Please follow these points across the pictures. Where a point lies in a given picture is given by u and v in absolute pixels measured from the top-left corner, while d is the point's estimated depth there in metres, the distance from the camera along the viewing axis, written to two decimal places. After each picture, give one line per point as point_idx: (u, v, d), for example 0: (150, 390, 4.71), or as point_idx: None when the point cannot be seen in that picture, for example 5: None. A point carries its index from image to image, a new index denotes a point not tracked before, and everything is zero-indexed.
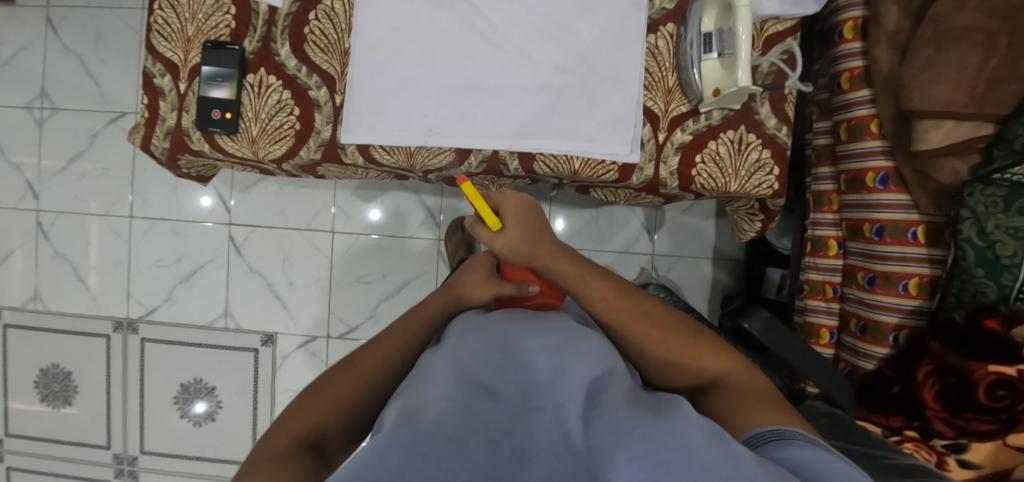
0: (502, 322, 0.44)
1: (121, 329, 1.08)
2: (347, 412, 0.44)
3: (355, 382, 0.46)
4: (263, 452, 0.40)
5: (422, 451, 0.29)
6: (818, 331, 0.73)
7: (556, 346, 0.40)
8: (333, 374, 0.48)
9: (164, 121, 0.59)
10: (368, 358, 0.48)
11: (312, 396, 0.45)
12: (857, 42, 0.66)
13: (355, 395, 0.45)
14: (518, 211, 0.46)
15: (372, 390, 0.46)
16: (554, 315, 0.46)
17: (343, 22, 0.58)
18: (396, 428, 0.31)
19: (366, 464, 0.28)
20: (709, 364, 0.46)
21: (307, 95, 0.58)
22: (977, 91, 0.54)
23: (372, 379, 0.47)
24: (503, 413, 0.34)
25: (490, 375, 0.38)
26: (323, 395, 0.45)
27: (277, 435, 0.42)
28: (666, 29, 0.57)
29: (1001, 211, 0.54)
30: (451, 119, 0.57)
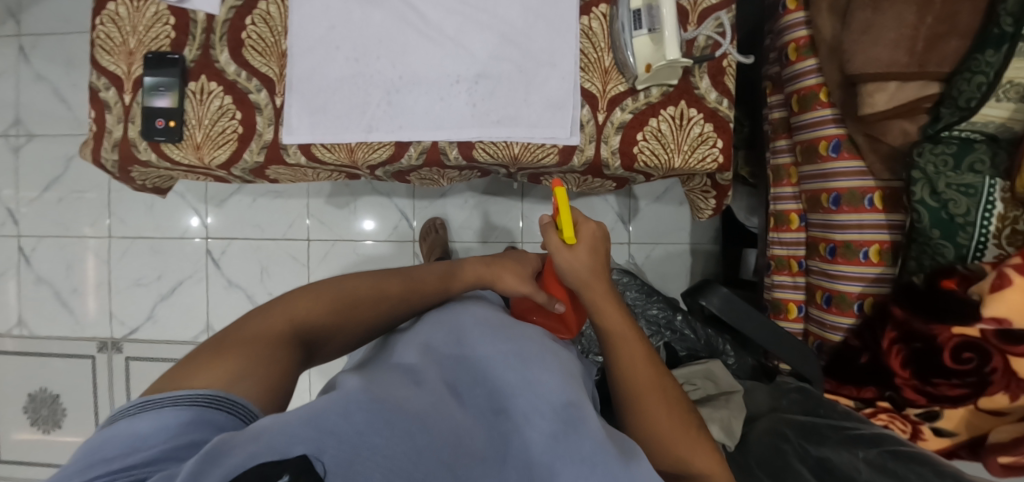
0: (489, 323, 0.46)
1: (106, 349, 1.09)
2: (346, 324, 0.47)
3: (369, 301, 0.49)
4: (263, 319, 0.43)
5: (392, 416, 0.31)
6: (786, 306, 0.73)
7: (527, 352, 0.42)
8: (348, 282, 0.50)
9: (111, 133, 0.60)
10: (384, 287, 0.51)
11: (320, 294, 0.47)
12: (801, 11, 0.65)
13: (360, 315, 0.48)
14: (591, 235, 0.48)
15: (375, 318, 0.49)
16: (524, 326, 0.48)
17: (279, 24, 0.58)
18: (366, 392, 0.33)
19: (334, 413, 0.30)
20: (698, 457, 0.43)
21: (248, 99, 0.58)
22: (918, 49, 0.52)
23: (378, 305, 0.49)
24: (468, 416, 0.37)
25: (460, 378, 0.40)
26: (333, 298, 0.47)
27: (279, 310, 0.44)
28: (599, 10, 0.57)
29: (950, 169, 0.53)
30: (390, 114, 0.57)
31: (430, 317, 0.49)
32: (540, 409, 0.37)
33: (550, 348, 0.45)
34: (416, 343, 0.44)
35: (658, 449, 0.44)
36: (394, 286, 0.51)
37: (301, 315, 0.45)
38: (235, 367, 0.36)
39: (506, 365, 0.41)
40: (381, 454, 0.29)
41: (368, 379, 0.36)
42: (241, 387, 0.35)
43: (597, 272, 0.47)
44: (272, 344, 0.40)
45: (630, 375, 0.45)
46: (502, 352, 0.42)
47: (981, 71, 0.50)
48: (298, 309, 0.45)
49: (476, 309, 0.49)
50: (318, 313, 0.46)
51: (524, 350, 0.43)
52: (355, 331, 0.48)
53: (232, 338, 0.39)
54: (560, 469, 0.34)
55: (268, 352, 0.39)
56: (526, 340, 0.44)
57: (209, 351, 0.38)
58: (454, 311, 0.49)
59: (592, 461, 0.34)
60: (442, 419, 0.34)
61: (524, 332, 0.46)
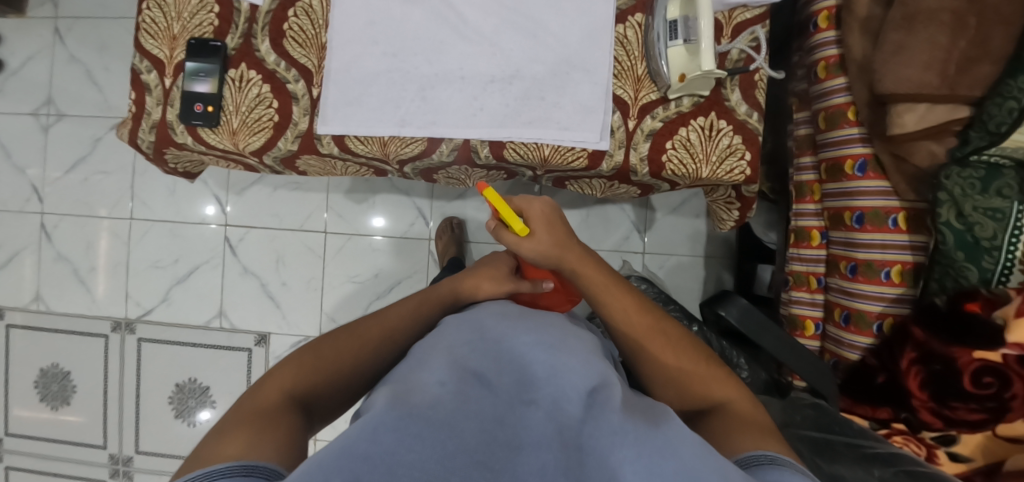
0: (502, 318, 0.47)
1: (119, 329, 1.10)
2: (338, 378, 0.49)
3: (354, 352, 0.50)
4: (253, 401, 0.43)
5: (421, 424, 0.32)
6: (803, 323, 0.72)
7: (551, 341, 0.43)
8: (327, 344, 0.51)
9: (150, 115, 0.61)
10: (363, 335, 0.52)
11: (301, 363, 0.49)
12: (832, 30, 0.66)
13: (348, 366, 0.49)
14: (542, 214, 0.51)
15: (362, 364, 0.50)
16: (544, 315, 0.50)
17: (320, 18, 0.60)
18: (392, 409, 0.33)
19: (362, 440, 0.31)
20: (710, 389, 0.48)
21: (285, 88, 0.59)
22: (949, 72, 0.54)
23: (364, 352, 0.51)
24: (496, 405, 0.36)
25: (484, 367, 0.40)
26: (315, 362, 0.49)
27: (265, 389, 0.45)
28: (634, 19, 0.59)
29: (978, 193, 0.54)
30: (424, 110, 0.58)
31: (439, 326, 0.49)
32: (567, 393, 0.37)
33: (570, 332, 0.47)
34: (437, 344, 0.45)
35: (675, 387, 0.49)
36: (373, 330, 0.52)
37: (290, 387, 0.46)
38: (245, 440, 0.37)
39: (526, 358, 0.41)
40: (417, 467, 0.29)
41: (395, 394, 0.37)
42: (256, 453, 0.36)
43: (561, 244, 0.51)
44: (272, 415, 0.41)
45: (628, 322, 0.51)
46: (519, 347, 0.42)
47: (1013, 97, 0.51)
48: (284, 382, 0.46)
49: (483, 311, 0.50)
50: (305, 380, 0.47)
51: (542, 340, 0.43)
52: (350, 383, 0.49)
53: (230, 421, 0.40)
54: (592, 441, 0.34)
55: (270, 420, 0.40)
56: (544, 331, 0.45)
57: (216, 438, 0.38)
58: (462, 318, 0.50)
59: (622, 433, 0.34)
60: (471, 419, 0.33)
61: (536, 325, 0.46)
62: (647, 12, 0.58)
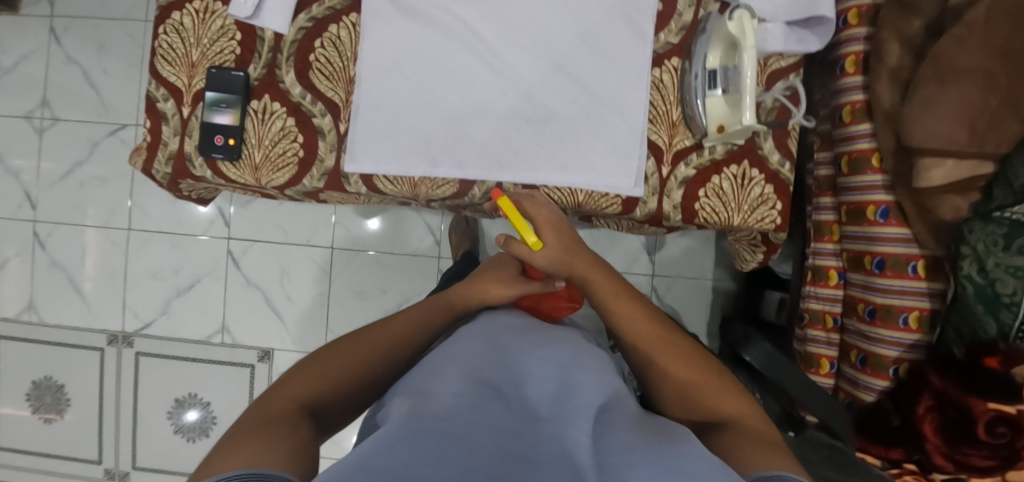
0: (504, 340, 0.47)
1: (115, 342, 1.06)
2: (340, 388, 0.46)
3: (353, 362, 0.49)
4: (252, 412, 0.41)
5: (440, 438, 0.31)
6: (818, 360, 0.73)
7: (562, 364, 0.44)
8: (322, 357, 0.49)
9: (167, 146, 0.58)
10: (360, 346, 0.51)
11: (298, 377, 0.46)
12: (859, 75, 0.66)
13: (347, 377, 0.47)
14: (549, 220, 0.52)
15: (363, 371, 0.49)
16: (555, 336, 0.50)
17: (348, 50, 0.57)
18: (407, 424, 0.32)
19: (378, 453, 0.29)
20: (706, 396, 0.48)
21: (311, 122, 0.57)
22: (979, 129, 0.54)
23: (363, 362, 0.49)
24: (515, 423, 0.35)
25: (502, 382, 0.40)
26: (311, 374, 0.47)
27: (263, 402, 0.42)
28: (670, 63, 0.58)
29: (1000, 250, 0.54)
30: (455, 150, 0.57)
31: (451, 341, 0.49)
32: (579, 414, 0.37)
33: (579, 357, 0.46)
34: (453, 356, 0.45)
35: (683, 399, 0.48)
36: (368, 341, 0.51)
37: (293, 395, 0.43)
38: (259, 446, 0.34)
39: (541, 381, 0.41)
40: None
41: (410, 407, 0.36)
42: (269, 455, 0.33)
43: (568, 249, 0.51)
44: (279, 421, 0.39)
45: (636, 330, 0.51)
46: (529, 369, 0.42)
47: None
48: (284, 393, 0.43)
49: (490, 329, 0.51)
50: (307, 390, 0.45)
51: (557, 362, 0.44)
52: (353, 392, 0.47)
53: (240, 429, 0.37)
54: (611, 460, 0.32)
55: (271, 427, 0.37)
56: (556, 351, 0.46)
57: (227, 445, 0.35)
58: (469, 335, 0.50)
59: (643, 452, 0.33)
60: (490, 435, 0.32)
61: (545, 348, 0.46)
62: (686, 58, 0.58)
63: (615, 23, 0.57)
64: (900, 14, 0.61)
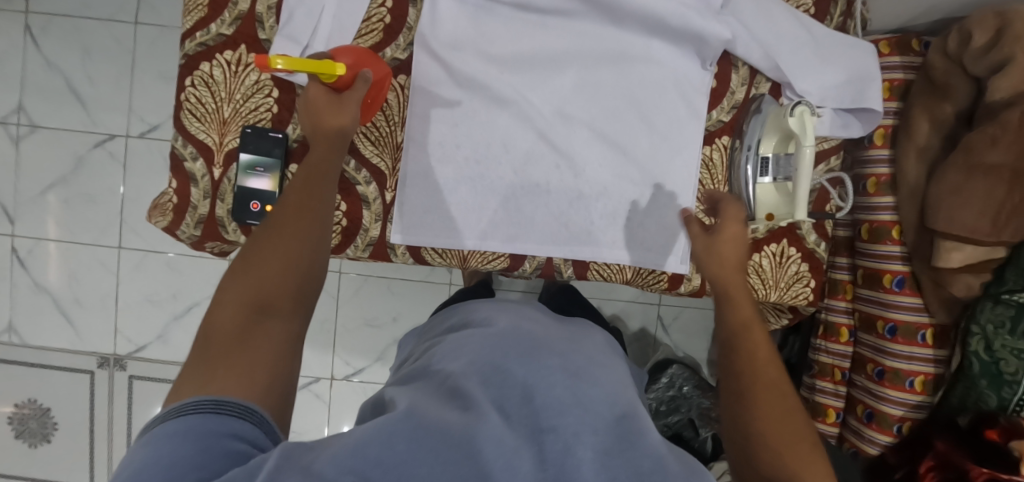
0: (515, 338, 0.43)
1: (107, 366, 1.01)
2: (298, 266, 0.37)
3: (297, 228, 0.38)
4: (203, 323, 0.33)
5: (432, 442, 0.28)
6: (825, 410, 0.78)
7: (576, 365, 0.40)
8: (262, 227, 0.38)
9: (195, 209, 0.55)
10: (293, 197, 0.40)
11: (242, 261, 0.36)
12: (886, 149, 0.69)
13: (303, 251, 0.37)
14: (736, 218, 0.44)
15: (314, 244, 0.38)
16: (571, 343, 0.47)
17: (396, 114, 0.54)
18: (409, 422, 0.29)
19: (375, 443, 0.27)
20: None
21: (355, 190, 0.55)
22: (1000, 220, 0.56)
23: (306, 225, 0.38)
24: (515, 431, 0.30)
25: (516, 372, 0.36)
26: (256, 254, 0.36)
27: (213, 307, 0.34)
28: (721, 141, 0.59)
29: (1006, 332, 0.58)
30: (507, 225, 0.56)
31: (458, 339, 0.45)
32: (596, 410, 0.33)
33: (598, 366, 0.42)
34: (461, 357, 0.41)
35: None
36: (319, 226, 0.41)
37: (243, 291, 0.34)
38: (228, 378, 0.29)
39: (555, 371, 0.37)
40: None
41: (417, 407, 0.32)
42: (229, 391, 0.29)
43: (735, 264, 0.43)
44: (233, 339, 0.32)
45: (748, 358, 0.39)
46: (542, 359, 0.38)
47: None
48: (234, 291, 0.34)
49: (506, 325, 0.47)
50: (262, 278, 0.35)
51: (572, 361, 0.40)
52: (311, 266, 0.38)
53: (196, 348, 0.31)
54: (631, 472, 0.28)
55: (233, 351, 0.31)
56: (571, 355, 0.42)
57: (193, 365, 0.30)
58: (477, 333, 0.46)
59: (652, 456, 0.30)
60: (486, 433, 0.29)
61: (556, 349, 0.42)
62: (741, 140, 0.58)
63: (672, 100, 0.57)
64: (931, 96, 0.63)
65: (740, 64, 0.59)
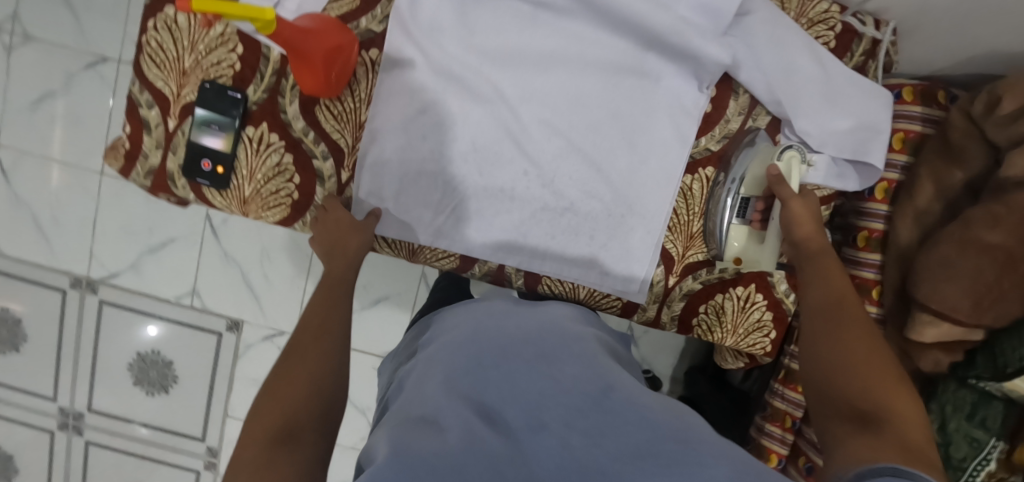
0: (476, 336, 0.42)
1: (79, 287, 1.02)
2: (317, 393, 0.41)
3: (317, 356, 0.44)
4: (232, 466, 0.35)
5: (428, 472, 0.25)
6: (768, 454, 0.76)
7: (541, 350, 0.40)
8: (285, 361, 0.43)
9: (146, 158, 0.53)
10: (314, 327, 0.46)
11: (266, 398, 0.40)
12: (886, 205, 0.64)
13: (324, 381, 0.42)
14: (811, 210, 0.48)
15: (334, 372, 0.43)
16: (534, 317, 0.47)
17: (363, 91, 0.51)
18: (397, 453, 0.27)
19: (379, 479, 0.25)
20: (911, 430, 0.35)
21: (311, 164, 0.53)
22: (982, 303, 0.52)
23: (326, 351, 0.44)
24: (497, 434, 0.30)
25: (488, 392, 0.35)
26: (281, 391, 0.40)
27: (242, 444, 0.37)
28: (704, 172, 0.55)
29: (965, 416, 0.58)
30: (460, 224, 0.55)
31: (429, 354, 0.44)
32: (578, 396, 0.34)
33: (568, 340, 0.43)
34: (426, 375, 0.40)
35: (868, 422, 0.36)
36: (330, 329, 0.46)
37: (269, 425, 0.37)
38: None
39: (525, 367, 0.37)
40: None
41: (403, 433, 0.31)
42: None
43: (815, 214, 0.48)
44: (264, 465, 0.34)
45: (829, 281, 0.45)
46: (509, 356, 0.39)
47: None
48: (259, 425, 0.37)
49: (471, 324, 0.46)
50: (287, 410, 0.39)
51: (542, 346, 0.41)
52: (331, 396, 0.42)
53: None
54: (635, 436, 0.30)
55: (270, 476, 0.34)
56: (538, 339, 0.42)
57: None
58: (441, 346, 0.45)
59: (639, 424, 0.31)
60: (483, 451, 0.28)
61: (524, 337, 0.42)
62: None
63: (659, 122, 0.54)
64: (944, 157, 0.59)
65: (741, 91, 0.55)
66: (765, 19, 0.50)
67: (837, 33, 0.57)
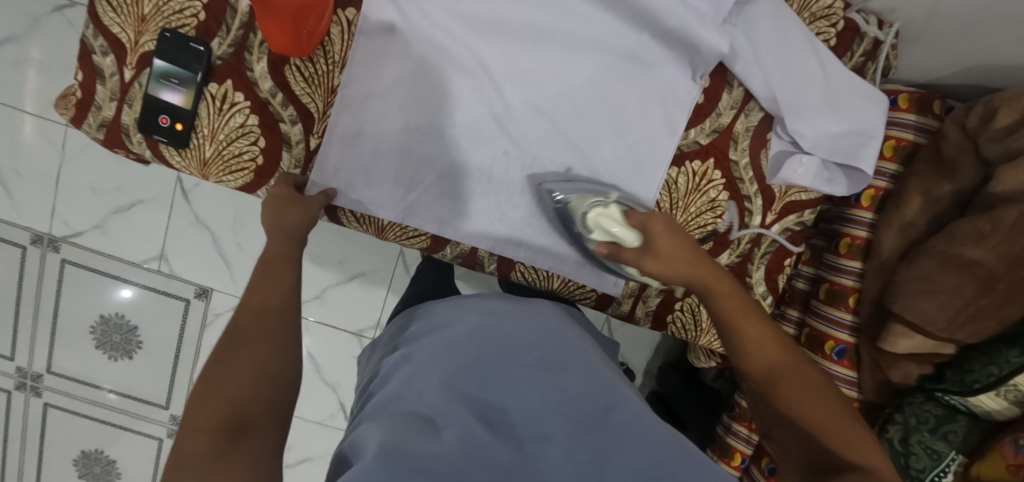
0: (484, 335, 0.46)
1: (39, 244, 0.94)
2: (269, 373, 0.39)
3: (265, 337, 0.41)
4: (174, 462, 0.33)
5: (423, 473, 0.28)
6: (732, 453, 0.75)
7: (551, 360, 0.43)
8: (228, 344, 0.40)
9: (99, 110, 0.49)
10: (256, 305, 0.43)
11: (208, 387, 0.37)
12: (870, 213, 0.64)
13: (271, 362, 0.40)
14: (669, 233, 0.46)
15: (283, 352, 0.41)
16: (536, 317, 0.50)
17: (336, 53, 0.48)
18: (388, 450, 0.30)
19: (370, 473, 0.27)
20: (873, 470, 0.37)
21: (278, 128, 0.49)
22: (957, 320, 0.52)
23: (277, 328, 0.42)
24: (504, 443, 0.35)
25: (492, 399, 0.39)
26: (226, 376, 0.38)
27: (185, 437, 0.34)
28: (692, 165, 0.53)
29: (928, 429, 0.58)
30: (436, 204, 0.53)
31: (428, 344, 0.48)
32: (581, 413, 0.38)
33: (574, 348, 0.46)
34: (434, 368, 0.42)
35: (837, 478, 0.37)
36: (274, 304, 0.44)
37: (215, 416, 0.35)
38: None
39: (531, 378, 0.41)
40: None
41: (393, 428, 0.34)
42: None
43: (690, 257, 0.44)
44: (216, 461, 0.32)
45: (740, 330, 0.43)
46: (515, 363, 0.43)
47: (998, 363, 0.52)
48: (205, 414, 0.35)
49: (471, 324, 0.48)
50: (235, 396, 0.37)
51: (547, 358, 0.44)
52: (282, 377, 0.40)
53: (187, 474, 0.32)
54: (635, 449, 0.34)
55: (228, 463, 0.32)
56: (545, 346, 0.45)
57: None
58: (443, 339, 0.47)
59: (642, 442, 0.35)
60: (487, 452, 0.33)
61: (528, 342, 0.46)
62: (729, 187, 0.54)
63: (647, 110, 0.52)
64: (934, 169, 0.58)
65: (735, 83, 0.52)
66: (768, 10, 0.48)
67: (838, 31, 0.55)
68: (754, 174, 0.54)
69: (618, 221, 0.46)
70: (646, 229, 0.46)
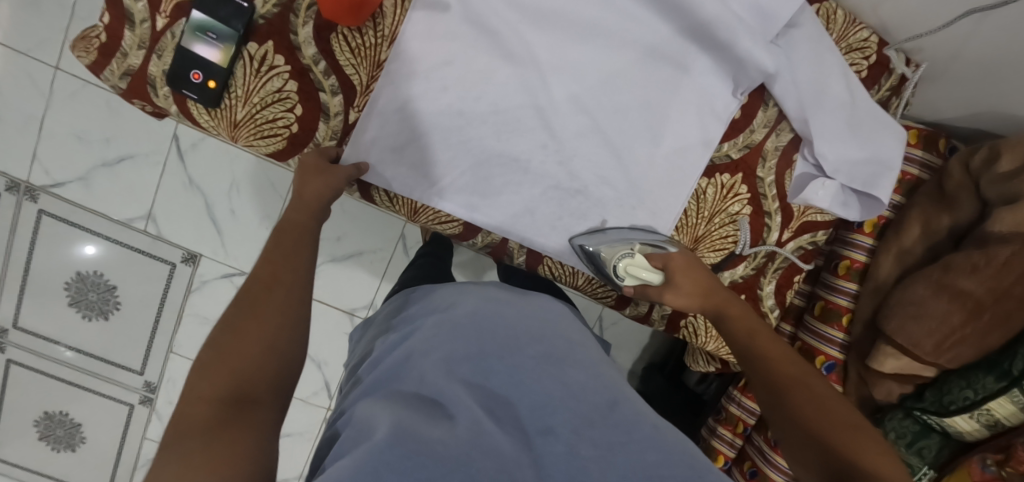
0: (489, 321, 0.44)
1: (14, 191, 0.88)
2: (277, 346, 0.37)
3: (274, 307, 0.39)
4: (173, 432, 0.30)
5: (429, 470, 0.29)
6: (716, 455, 0.79)
7: (556, 353, 0.42)
8: (233, 311, 0.38)
9: (125, 57, 0.46)
10: (267, 272, 0.41)
11: (216, 354, 0.35)
12: (870, 238, 0.67)
13: (281, 334, 0.38)
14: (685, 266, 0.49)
15: (294, 325, 0.39)
16: (541, 308, 0.49)
17: (387, 26, 0.46)
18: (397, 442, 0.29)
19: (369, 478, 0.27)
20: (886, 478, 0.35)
21: (317, 97, 0.48)
22: (942, 346, 0.55)
23: (288, 300, 0.40)
24: (512, 436, 0.34)
25: (502, 386, 0.38)
26: (232, 344, 0.36)
27: (185, 403, 0.32)
28: (721, 178, 0.55)
29: (904, 442, 0.63)
30: (466, 190, 0.52)
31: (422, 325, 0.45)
32: (587, 410, 0.37)
33: (578, 345, 0.45)
34: (434, 349, 0.41)
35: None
36: (284, 278, 0.41)
37: (219, 384, 0.33)
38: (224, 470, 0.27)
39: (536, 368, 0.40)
40: None
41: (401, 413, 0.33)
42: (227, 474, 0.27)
43: (701, 283, 0.48)
44: (217, 427, 0.30)
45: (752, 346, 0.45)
46: (518, 351, 0.41)
47: (974, 388, 0.56)
48: (207, 383, 0.33)
49: (474, 305, 0.46)
50: (239, 368, 0.34)
51: (553, 352, 0.42)
52: (290, 354, 0.38)
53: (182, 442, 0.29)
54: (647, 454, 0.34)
55: (231, 434, 0.30)
56: (552, 338, 0.44)
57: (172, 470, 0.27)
58: (439, 316, 0.45)
59: (653, 445, 0.35)
60: (494, 446, 0.32)
61: (533, 332, 0.44)
62: (753, 202, 0.56)
63: (685, 119, 0.53)
64: (937, 204, 0.61)
65: (771, 103, 0.54)
66: (810, 35, 0.50)
67: (870, 63, 0.57)
68: (777, 192, 0.56)
69: (646, 267, 0.49)
70: (667, 267, 0.49)
